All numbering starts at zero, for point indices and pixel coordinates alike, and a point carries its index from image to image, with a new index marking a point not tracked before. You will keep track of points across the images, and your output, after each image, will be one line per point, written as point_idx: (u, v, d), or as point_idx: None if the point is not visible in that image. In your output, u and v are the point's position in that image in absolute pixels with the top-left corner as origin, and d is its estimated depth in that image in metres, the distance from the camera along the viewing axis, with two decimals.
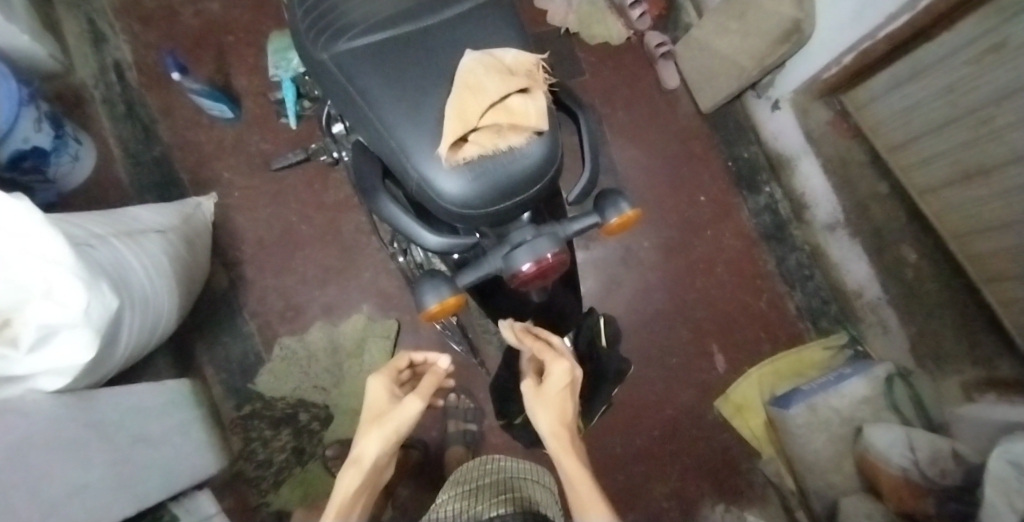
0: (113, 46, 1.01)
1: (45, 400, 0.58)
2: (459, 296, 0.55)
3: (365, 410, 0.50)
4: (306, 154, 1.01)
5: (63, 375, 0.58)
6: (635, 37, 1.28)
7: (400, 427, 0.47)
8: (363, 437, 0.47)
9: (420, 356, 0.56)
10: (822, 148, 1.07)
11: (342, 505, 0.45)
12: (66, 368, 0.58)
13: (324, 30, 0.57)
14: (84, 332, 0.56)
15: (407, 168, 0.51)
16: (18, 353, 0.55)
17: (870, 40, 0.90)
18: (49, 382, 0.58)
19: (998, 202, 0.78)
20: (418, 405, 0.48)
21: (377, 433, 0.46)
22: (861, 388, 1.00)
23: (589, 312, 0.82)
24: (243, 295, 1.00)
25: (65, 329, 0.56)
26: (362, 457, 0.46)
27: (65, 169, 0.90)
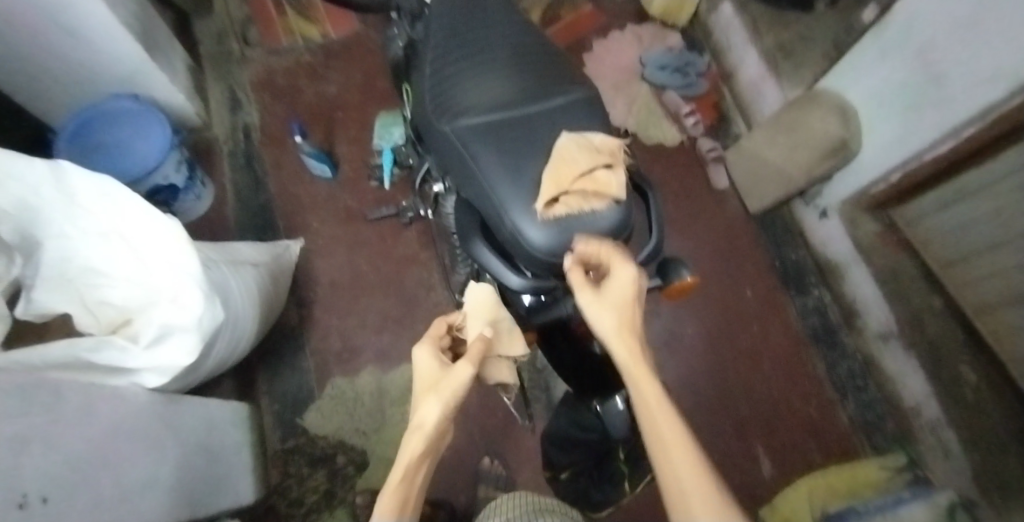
0: (246, 112, 1.21)
1: (143, 394, 0.66)
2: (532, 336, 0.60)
3: (416, 383, 0.50)
4: (396, 209, 1.14)
5: (163, 375, 0.67)
6: (688, 141, 1.38)
7: (456, 392, 0.47)
8: (420, 406, 0.47)
9: (457, 317, 0.57)
10: (871, 258, 1.10)
11: (405, 471, 0.45)
12: (168, 367, 0.67)
13: (444, 110, 0.66)
14: (192, 337, 0.67)
15: (503, 219, 0.58)
16: (135, 348, 0.64)
17: (916, 160, 0.96)
18: (150, 379, 0.66)
19: None
20: (470, 371, 0.49)
21: (436, 399, 0.46)
22: (921, 513, 0.91)
23: None
24: (307, 333, 1.08)
25: (177, 333, 0.67)
26: (423, 425, 0.46)
27: (188, 205, 1.06)
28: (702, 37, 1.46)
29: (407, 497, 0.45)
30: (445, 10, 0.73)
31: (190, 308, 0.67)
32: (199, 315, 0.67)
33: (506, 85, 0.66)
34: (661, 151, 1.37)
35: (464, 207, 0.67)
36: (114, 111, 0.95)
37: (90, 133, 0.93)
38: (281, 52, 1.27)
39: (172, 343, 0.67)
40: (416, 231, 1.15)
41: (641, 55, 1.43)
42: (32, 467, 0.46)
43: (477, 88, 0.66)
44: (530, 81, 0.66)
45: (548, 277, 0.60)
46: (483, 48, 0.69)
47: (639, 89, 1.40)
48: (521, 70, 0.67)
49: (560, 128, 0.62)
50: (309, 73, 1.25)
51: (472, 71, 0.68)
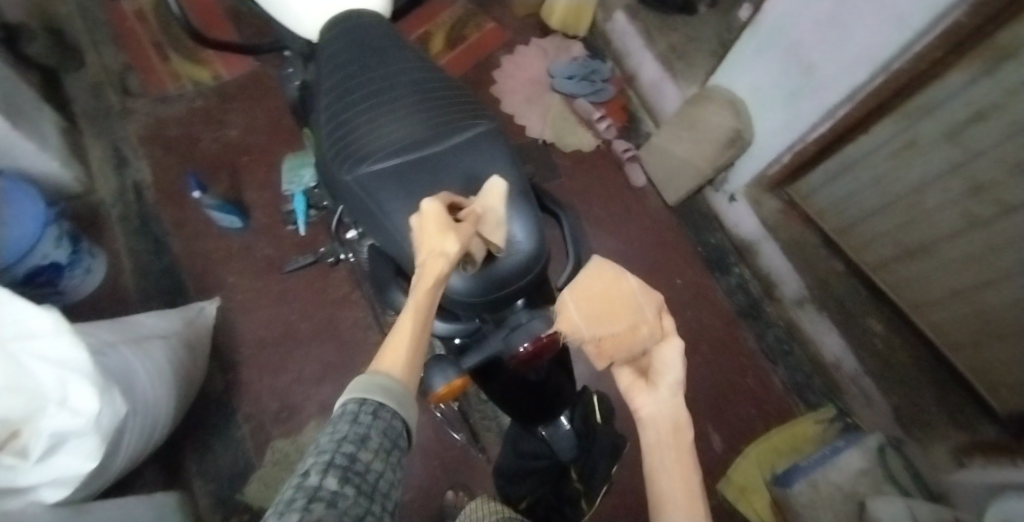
0: (136, 169, 1.12)
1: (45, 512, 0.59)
2: (464, 378, 0.62)
3: (419, 222, 0.46)
4: (314, 257, 1.08)
5: (65, 485, 0.60)
6: (603, 145, 1.42)
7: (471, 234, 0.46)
8: (437, 237, 0.45)
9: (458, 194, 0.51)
10: (777, 233, 1.19)
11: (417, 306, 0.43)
12: (68, 477, 0.60)
13: (347, 156, 0.63)
14: (91, 440, 0.60)
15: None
16: (25, 465, 0.58)
17: (801, 143, 1.05)
18: (49, 494, 0.60)
19: (971, 265, 0.91)
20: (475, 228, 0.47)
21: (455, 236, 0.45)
22: (855, 460, 1.02)
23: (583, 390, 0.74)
24: (238, 397, 1.01)
25: (74, 438, 0.60)
26: (443, 252, 0.44)
27: (76, 282, 0.96)
28: (603, 43, 1.51)
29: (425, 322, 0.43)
30: (337, 55, 0.71)
31: (86, 408, 0.59)
32: (96, 414, 0.59)
33: (409, 125, 0.64)
34: (577, 157, 1.41)
35: (377, 256, 0.68)
36: None
37: None
38: (169, 101, 1.18)
39: (68, 451, 0.60)
40: (345, 271, 1.11)
41: (548, 66, 1.45)
42: None
43: (376, 133, 0.64)
44: (430, 122, 0.64)
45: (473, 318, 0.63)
46: (381, 88, 0.67)
47: (550, 99, 1.43)
48: (423, 108, 0.66)
49: (466, 166, 0.61)
50: (205, 121, 1.17)
51: (371, 113, 0.65)
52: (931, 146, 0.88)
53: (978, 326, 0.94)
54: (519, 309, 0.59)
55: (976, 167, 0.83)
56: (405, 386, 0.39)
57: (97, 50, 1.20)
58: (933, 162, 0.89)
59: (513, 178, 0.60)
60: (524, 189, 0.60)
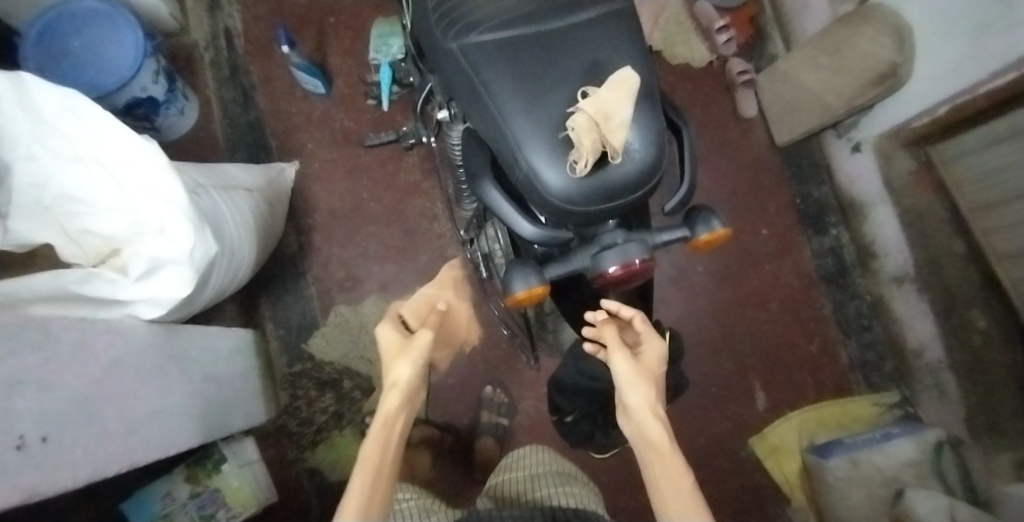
0: (226, 14, 1.08)
1: (140, 326, 0.64)
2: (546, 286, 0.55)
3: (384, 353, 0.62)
4: (396, 136, 1.05)
5: (159, 306, 0.64)
6: (717, 62, 1.26)
7: (421, 351, 0.61)
8: (393, 367, 0.59)
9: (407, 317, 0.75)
10: (901, 198, 1.04)
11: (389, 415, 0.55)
12: (163, 299, 0.63)
13: (453, 24, 0.57)
14: (184, 270, 0.62)
15: (517, 159, 0.52)
16: (125, 281, 0.61)
17: (968, 95, 0.88)
18: (145, 311, 0.64)
19: None
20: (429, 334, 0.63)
21: (406, 359, 0.59)
22: (907, 449, 0.97)
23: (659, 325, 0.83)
24: (308, 260, 1.05)
25: (168, 266, 0.62)
26: (398, 380, 0.58)
27: (171, 121, 0.97)
28: None
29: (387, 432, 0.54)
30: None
31: (181, 240, 0.61)
32: (190, 247, 0.61)
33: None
34: (686, 72, 1.26)
35: (472, 139, 0.61)
36: (74, 11, 0.83)
37: (50, 39, 0.83)
38: None
39: (163, 276, 0.63)
40: (418, 157, 1.08)
41: None
42: (25, 410, 0.46)
43: (488, 0, 0.57)
44: None
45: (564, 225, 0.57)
46: None
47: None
48: None
49: (588, 53, 0.54)
50: None
51: None
52: None
53: None
54: (613, 228, 0.56)
55: None
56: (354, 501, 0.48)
57: None
58: None
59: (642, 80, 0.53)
60: (653, 98, 0.53)
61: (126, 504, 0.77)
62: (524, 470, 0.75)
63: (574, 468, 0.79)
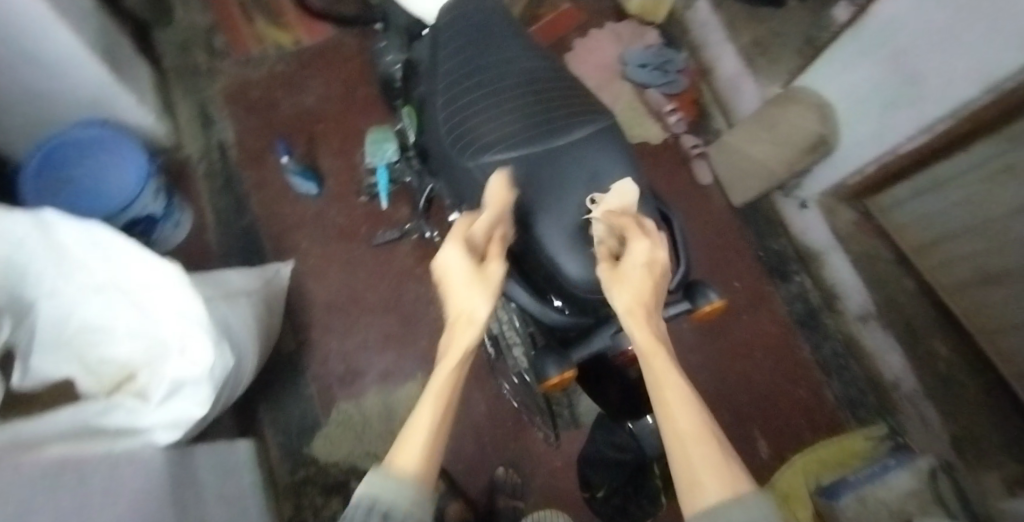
0: (220, 128, 1.14)
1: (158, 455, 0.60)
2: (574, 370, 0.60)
3: (444, 275, 0.47)
4: (402, 232, 1.10)
5: (178, 429, 0.62)
6: (671, 139, 1.39)
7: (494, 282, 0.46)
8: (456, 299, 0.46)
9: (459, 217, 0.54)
10: (850, 245, 1.20)
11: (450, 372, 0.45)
12: (183, 420, 0.62)
13: (468, 145, 0.66)
14: (206, 388, 0.63)
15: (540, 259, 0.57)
16: (146, 407, 0.61)
17: (893, 154, 1.03)
18: (162, 436, 0.61)
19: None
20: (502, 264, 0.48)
21: (476, 285, 0.46)
22: (906, 481, 0.99)
23: None
24: (307, 358, 1.04)
25: (190, 386, 0.63)
26: (465, 316, 0.45)
27: (167, 233, 0.99)
28: (681, 31, 1.47)
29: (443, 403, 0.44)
30: (458, 49, 0.74)
31: (201, 359, 0.62)
32: (211, 365, 0.62)
33: (528, 119, 0.65)
34: (646, 149, 1.37)
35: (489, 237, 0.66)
36: (75, 140, 0.85)
37: (49, 168, 0.83)
38: (252, 62, 1.19)
39: (184, 397, 0.63)
40: (411, 245, 1.12)
41: (621, 51, 1.42)
42: None
43: (496, 124, 0.66)
44: (552, 117, 0.65)
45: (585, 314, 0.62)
46: (500, 83, 0.70)
47: (623, 86, 1.40)
48: (542, 104, 0.67)
49: (589, 162, 0.61)
50: (285, 85, 1.18)
51: (491, 107, 0.68)
52: None
53: None
54: None
55: None
56: (420, 489, 0.40)
57: (187, 7, 1.22)
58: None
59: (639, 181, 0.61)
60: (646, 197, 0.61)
61: None
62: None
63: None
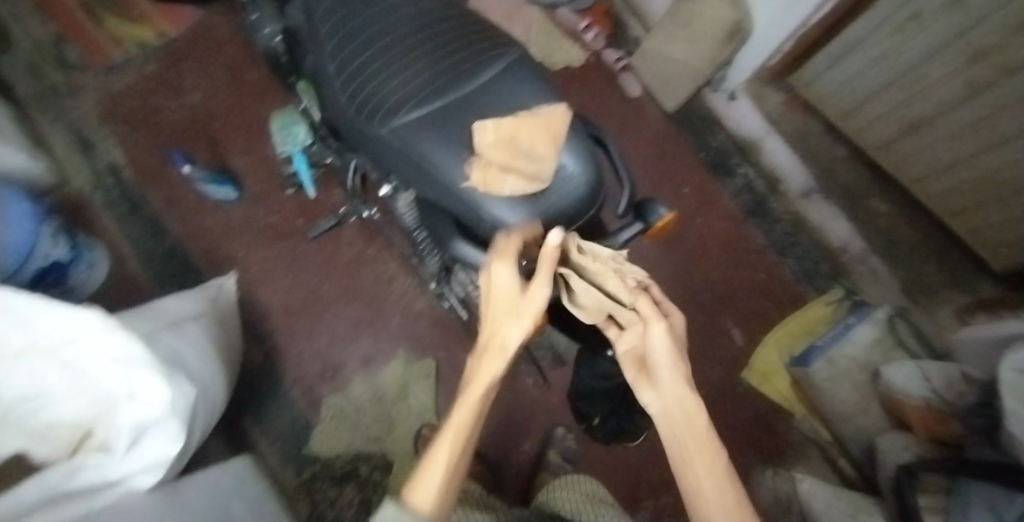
0: (104, 151, 1.03)
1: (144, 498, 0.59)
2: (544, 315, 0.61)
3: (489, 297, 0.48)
4: (336, 218, 1.05)
5: (156, 469, 0.59)
6: (592, 57, 1.35)
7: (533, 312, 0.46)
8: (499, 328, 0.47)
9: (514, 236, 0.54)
10: (783, 125, 1.23)
11: (474, 406, 0.45)
12: (159, 460, 0.60)
13: (373, 112, 0.63)
14: None
15: (479, 213, 0.58)
16: (114, 458, 0.57)
17: (803, 27, 1.04)
18: (142, 481, 0.59)
19: (966, 132, 0.88)
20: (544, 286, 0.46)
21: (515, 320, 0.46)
22: (867, 333, 1.07)
23: None
24: (278, 365, 1.01)
25: (156, 424, 0.59)
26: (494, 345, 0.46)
27: (83, 277, 0.91)
28: None
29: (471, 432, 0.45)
30: (331, 7, 0.69)
31: (158, 397, 0.59)
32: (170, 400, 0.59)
33: (429, 68, 0.63)
34: (569, 74, 1.33)
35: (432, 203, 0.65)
36: None
37: None
38: (116, 70, 1.07)
39: (153, 437, 0.60)
40: (355, 227, 1.07)
41: None
42: None
43: (396, 83, 0.63)
44: (452, 64, 0.63)
45: None
46: (384, 36, 0.65)
47: (531, 12, 1.33)
48: (439, 47, 0.64)
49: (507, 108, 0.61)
50: (162, 87, 1.07)
51: (384, 65, 0.64)
52: (936, 14, 0.83)
53: (960, 199, 0.98)
54: None
55: (973, 37, 0.79)
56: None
57: (24, 22, 1.06)
58: (935, 33, 0.84)
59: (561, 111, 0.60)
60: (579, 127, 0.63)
61: None
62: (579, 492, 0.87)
63: (612, 498, 0.93)
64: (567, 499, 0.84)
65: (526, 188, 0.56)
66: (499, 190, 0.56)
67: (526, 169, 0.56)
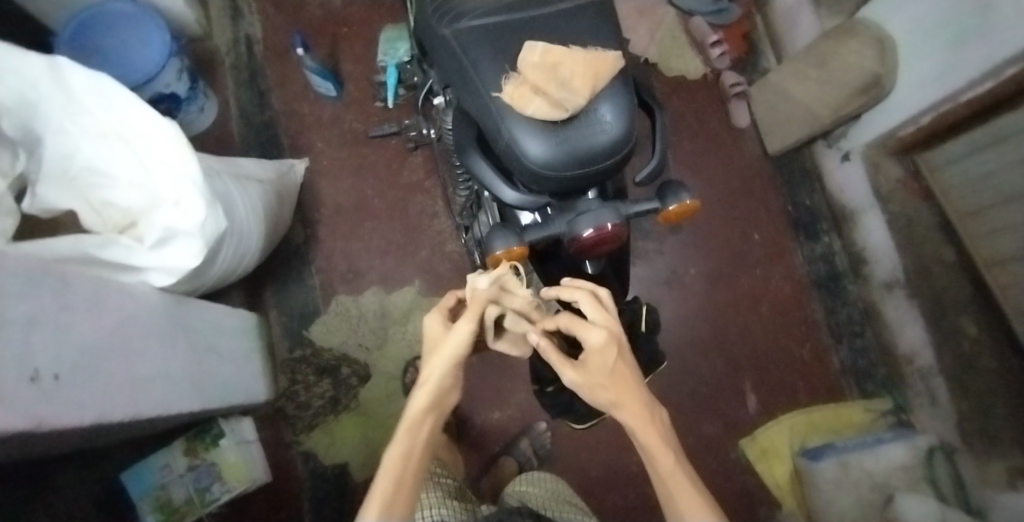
0: (248, 23, 1.17)
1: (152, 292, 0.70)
2: (524, 248, 0.59)
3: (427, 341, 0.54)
4: (398, 128, 1.13)
5: (170, 275, 0.69)
6: (711, 75, 1.32)
7: (458, 350, 0.50)
8: (427, 363, 0.51)
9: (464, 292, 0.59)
10: (889, 205, 1.06)
11: (408, 431, 0.51)
12: (174, 269, 0.69)
13: (445, 11, 0.63)
14: (194, 242, 0.67)
15: (500, 130, 0.56)
16: (140, 249, 0.66)
17: (950, 102, 0.91)
18: (157, 279, 0.69)
19: None
20: (470, 328, 0.50)
21: (440, 359, 0.50)
22: (899, 454, 0.97)
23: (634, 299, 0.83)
24: (312, 252, 1.10)
25: (181, 237, 0.67)
26: (429, 379, 0.50)
27: (191, 117, 1.04)
28: None
29: (417, 443, 0.51)
30: None
31: (193, 214, 0.66)
32: (201, 221, 0.66)
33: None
34: (682, 84, 1.31)
35: (461, 118, 0.64)
36: (107, 15, 0.91)
37: (85, 34, 0.90)
38: None
39: (175, 247, 0.68)
40: (421, 157, 1.14)
41: None
42: (43, 348, 0.50)
43: None
44: None
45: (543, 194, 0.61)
46: None
47: (664, 14, 1.31)
48: None
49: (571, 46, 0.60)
50: None
51: None
52: None
53: None
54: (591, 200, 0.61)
55: None
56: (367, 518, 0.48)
57: None
58: None
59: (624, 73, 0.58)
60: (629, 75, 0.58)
61: (125, 473, 0.86)
62: (545, 490, 0.82)
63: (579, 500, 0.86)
64: (535, 498, 0.78)
65: (549, 113, 0.53)
66: (523, 107, 0.54)
67: (556, 93, 0.53)
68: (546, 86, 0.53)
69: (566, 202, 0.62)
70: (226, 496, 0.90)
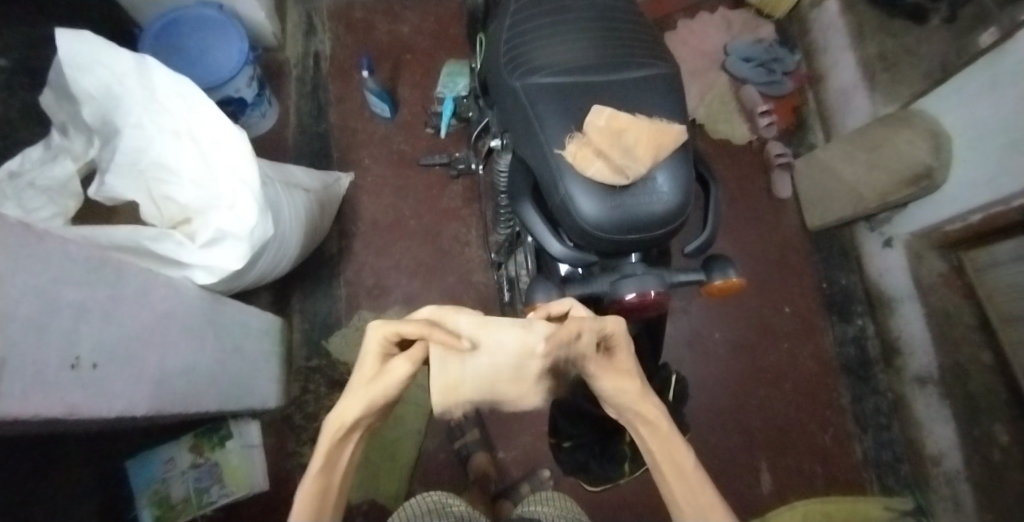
0: (319, 39, 1.23)
1: (193, 289, 0.71)
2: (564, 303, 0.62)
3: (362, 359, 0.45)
4: (448, 160, 1.15)
5: (213, 274, 0.71)
6: (757, 142, 1.32)
7: (387, 387, 0.43)
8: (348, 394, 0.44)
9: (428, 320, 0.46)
10: (928, 298, 1.03)
11: (320, 465, 0.44)
12: (217, 269, 0.71)
13: (518, 66, 0.72)
14: (240, 246, 0.70)
15: (558, 185, 0.65)
16: (191, 246, 0.69)
17: (1002, 205, 0.89)
18: (200, 276, 0.71)
19: None
20: (404, 368, 0.43)
21: (363, 393, 0.43)
22: None
23: (664, 365, 0.85)
24: (343, 264, 1.12)
25: (229, 239, 0.70)
26: (343, 416, 0.44)
27: (253, 121, 1.08)
28: (799, 31, 1.38)
29: (333, 481, 0.45)
30: None
31: (245, 219, 0.70)
32: (252, 226, 0.69)
33: (592, 51, 0.72)
34: (726, 148, 1.32)
35: (520, 166, 0.72)
36: (194, 17, 0.97)
37: (170, 35, 0.96)
38: None
39: (223, 248, 0.70)
40: (462, 186, 1.17)
41: (727, 42, 1.36)
42: (86, 335, 0.51)
43: (548, 50, 0.72)
44: (601, 54, 0.71)
45: (592, 252, 0.68)
46: (564, 13, 0.75)
47: (717, 79, 1.34)
48: (605, 41, 0.73)
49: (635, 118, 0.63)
50: (385, 11, 1.26)
51: (549, 36, 0.74)
52: None
53: None
54: (634, 262, 0.68)
55: None
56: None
57: None
58: None
59: (682, 149, 0.66)
60: (688, 152, 0.66)
61: (131, 460, 0.88)
62: (555, 508, 0.73)
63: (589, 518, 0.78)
64: (540, 512, 0.70)
65: (610, 177, 0.60)
66: (585, 168, 0.61)
67: (617, 160, 0.60)
68: (607, 152, 0.61)
69: (609, 260, 0.68)
70: (223, 500, 0.90)
